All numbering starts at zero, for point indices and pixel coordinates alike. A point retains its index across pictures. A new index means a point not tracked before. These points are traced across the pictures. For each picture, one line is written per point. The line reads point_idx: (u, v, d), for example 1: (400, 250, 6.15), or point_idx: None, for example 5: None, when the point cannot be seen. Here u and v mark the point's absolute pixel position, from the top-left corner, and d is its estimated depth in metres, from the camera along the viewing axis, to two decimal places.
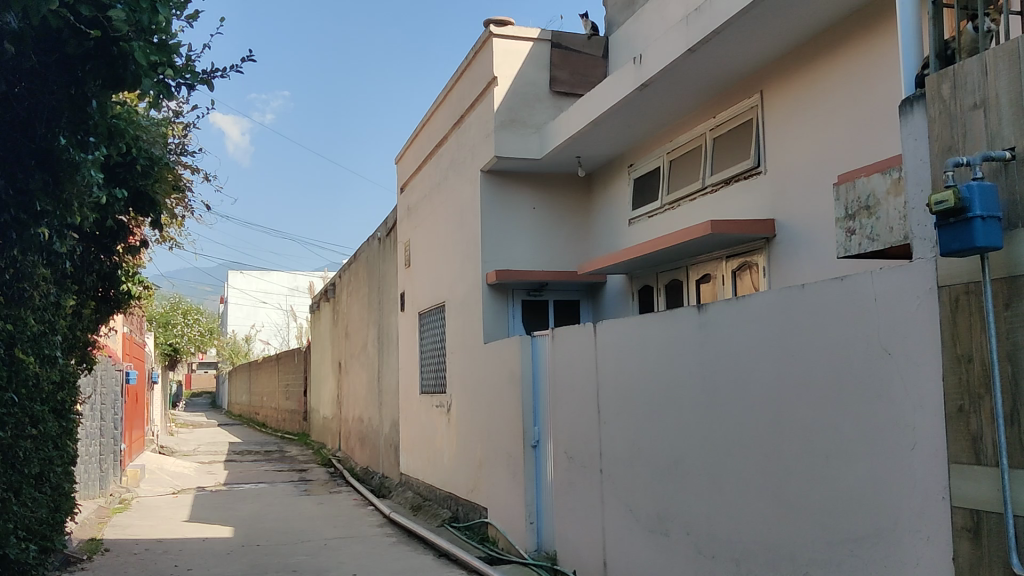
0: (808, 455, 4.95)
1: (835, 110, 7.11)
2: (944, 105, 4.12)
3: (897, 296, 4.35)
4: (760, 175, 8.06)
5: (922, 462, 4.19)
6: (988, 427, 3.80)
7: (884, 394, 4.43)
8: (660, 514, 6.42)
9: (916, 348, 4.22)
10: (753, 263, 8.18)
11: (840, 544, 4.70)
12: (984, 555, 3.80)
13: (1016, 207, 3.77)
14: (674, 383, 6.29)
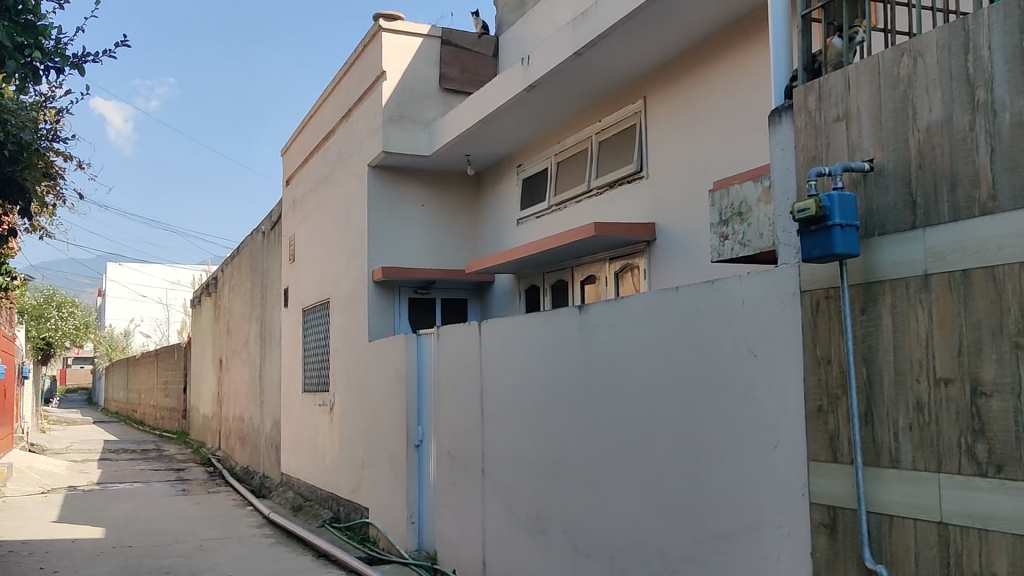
0: (679, 454, 5.07)
1: (713, 118, 7.31)
2: (809, 116, 4.29)
3: (763, 299, 4.49)
4: (642, 179, 8.21)
5: (783, 460, 4.34)
6: (844, 427, 3.98)
7: (750, 395, 4.57)
8: (538, 513, 6.48)
9: (780, 349, 4.37)
10: (634, 266, 8.33)
11: (707, 541, 4.83)
12: (839, 549, 3.99)
13: (873, 216, 3.96)
14: (554, 382, 6.36)
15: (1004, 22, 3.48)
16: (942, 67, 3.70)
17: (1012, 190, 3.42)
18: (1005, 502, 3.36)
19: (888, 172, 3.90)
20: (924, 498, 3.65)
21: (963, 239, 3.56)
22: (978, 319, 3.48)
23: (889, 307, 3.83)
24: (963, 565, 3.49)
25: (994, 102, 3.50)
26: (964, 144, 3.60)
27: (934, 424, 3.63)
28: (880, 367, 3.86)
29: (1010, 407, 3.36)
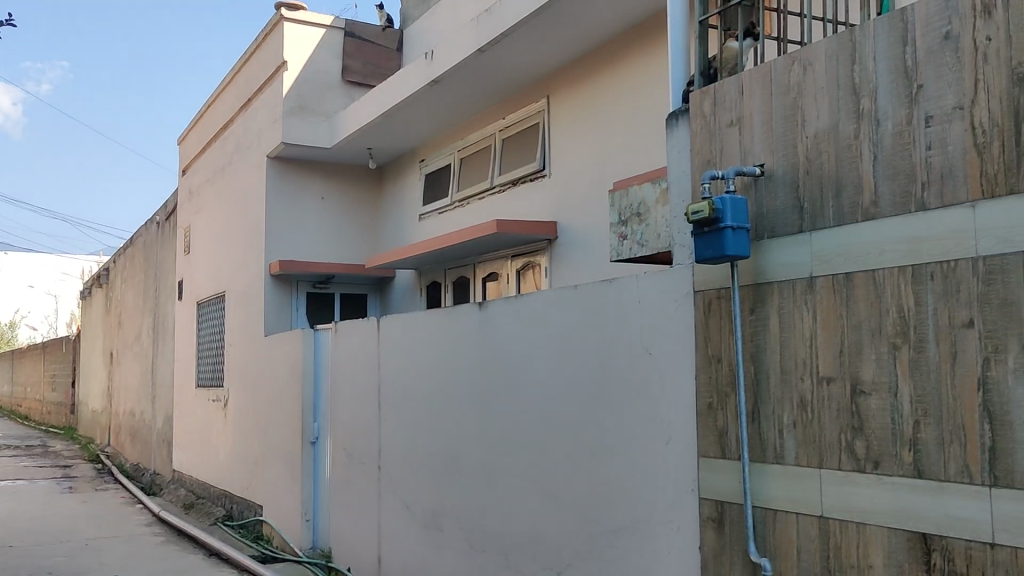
0: (574, 451, 5.12)
1: (614, 119, 7.40)
2: (705, 120, 4.38)
3: (658, 299, 4.56)
4: (544, 178, 8.27)
5: (675, 456, 4.43)
6: (732, 424, 4.09)
7: (644, 392, 4.64)
8: (434, 510, 6.47)
9: (673, 348, 4.45)
10: (535, 264, 8.40)
11: (599, 536, 4.89)
12: (726, 543, 4.10)
13: (763, 219, 4.07)
14: (453, 379, 6.35)
15: (888, 34, 3.61)
16: (830, 76, 3.82)
17: (893, 196, 3.55)
18: (881, 496, 3.50)
19: (778, 177, 4.01)
20: (806, 493, 3.77)
21: (847, 243, 3.68)
22: (859, 322, 3.62)
23: (776, 308, 3.96)
24: (841, 558, 3.62)
25: (877, 111, 3.63)
26: (850, 151, 3.72)
27: (816, 421, 3.76)
28: (767, 365, 3.97)
29: (887, 406, 3.50)
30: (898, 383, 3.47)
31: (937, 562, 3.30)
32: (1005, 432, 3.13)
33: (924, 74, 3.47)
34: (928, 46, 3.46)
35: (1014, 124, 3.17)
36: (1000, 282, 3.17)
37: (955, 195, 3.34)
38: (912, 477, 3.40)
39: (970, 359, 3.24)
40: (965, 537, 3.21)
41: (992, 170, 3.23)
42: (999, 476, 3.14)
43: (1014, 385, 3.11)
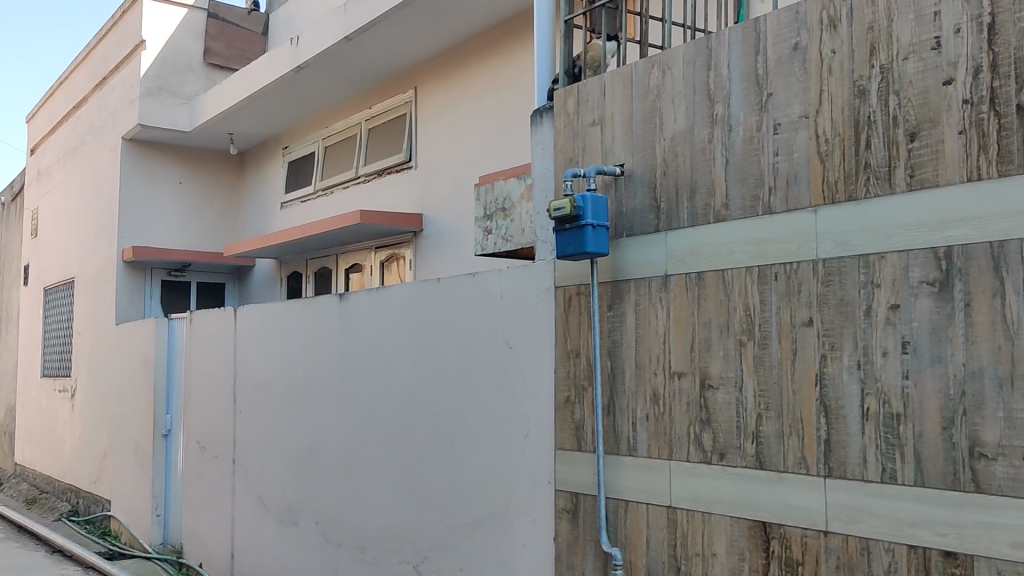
0: (433, 445, 5.13)
1: (482, 114, 7.42)
2: (568, 119, 4.46)
3: (519, 294, 4.61)
4: (410, 169, 8.23)
5: (532, 449, 4.49)
6: (588, 417, 4.18)
7: (504, 386, 4.68)
8: (290, 504, 6.36)
9: (533, 342, 4.51)
10: (399, 256, 8.36)
11: (456, 529, 4.91)
12: (579, 534, 4.19)
13: (622, 218, 4.17)
14: (312, 371, 6.25)
15: (742, 43, 3.75)
16: (687, 81, 3.94)
17: (742, 200, 3.70)
18: (726, 487, 3.65)
19: (637, 177, 4.11)
20: (656, 484, 3.90)
21: (701, 243, 3.82)
22: (709, 318, 3.76)
23: (632, 305, 4.07)
24: (687, 547, 3.76)
25: (730, 117, 3.77)
26: (704, 155, 3.85)
27: (667, 414, 3.88)
28: (623, 360, 4.08)
29: (733, 399, 3.65)
30: (743, 378, 3.62)
31: (775, 549, 3.48)
32: (838, 426, 3.32)
33: (773, 82, 3.62)
34: (778, 56, 3.62)
35: (853, 133, 3.36)
36: (837, 284, 3.35)
37: (799, 200, 3.51)
38: (754, 469, 3.56)
39: (809, 356, 3.42)
40: (802, 526, 3.40)
41: (833, 177, 3.41)
42: (833, 467, 3.32)
43: (849, 382, 3.30)
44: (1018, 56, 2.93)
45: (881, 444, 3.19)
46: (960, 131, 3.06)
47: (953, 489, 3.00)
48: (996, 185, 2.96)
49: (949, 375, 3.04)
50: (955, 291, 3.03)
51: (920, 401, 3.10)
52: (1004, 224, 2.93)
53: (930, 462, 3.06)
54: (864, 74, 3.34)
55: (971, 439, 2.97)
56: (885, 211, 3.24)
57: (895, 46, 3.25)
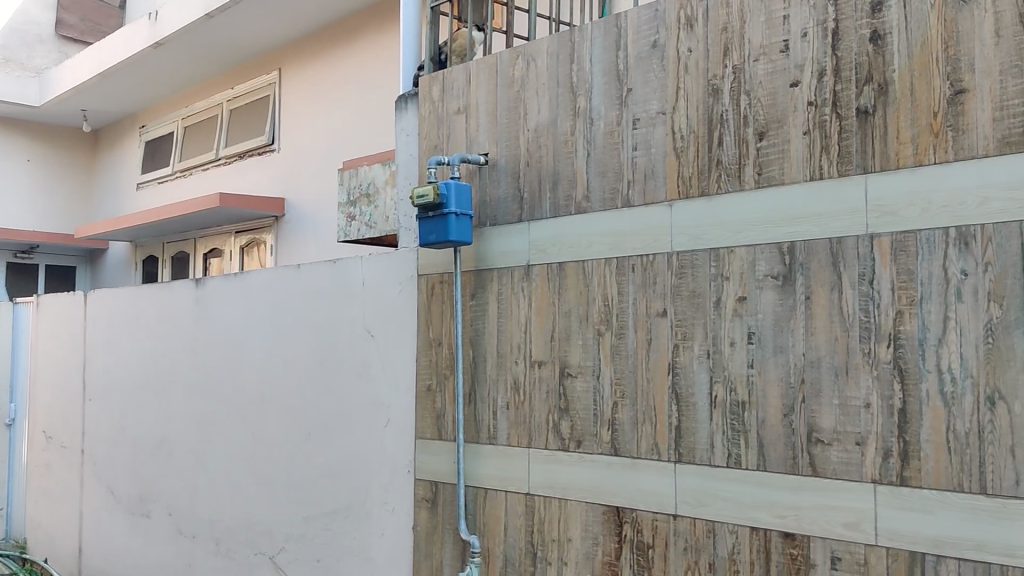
0: (290, 435, 5.04)
1: (349, 98, 7.31)
2: (432, 106, 4.45)
3: (381, 282, 4.58)
4: (274, 152, 8.05)
5: (392, 438, 4.47)
6: (449, 406, 4.20)
7: (364, 374, 4.64)
8: (141, 496, 6.16)
9: (395, 331, 4.49)
10: (260, 241, 8.18)
11: (312, 519, 4.85)
12: (438, 522, 4.21)
13: (485, 206, 4.19)
14: (166, 358, 6.04)
15: (604, 38, 3.81)
16: (550, 73, 3.98)
17: (602, 192, 3.77)
18: (581, 474, 3.72)
19: (501, 166, 4.14)
20: (514, 471, 3.95)
21: (561, 234, 3.88)
22: (569, 308, 3.82)
23: (495, 293, 4.10)
24: (544, 533, 3.83)
25: (591, 110, 3.83)
26: (566, 147, 3.90)
27: (527, 402, 3.93)
28: (484, 349, 4.11)
29: (590, 387, 3.73)
30: (600, 366, 3.70)
31: (627, 533, 3.57)
32: (688, 413, 3.43)
33: (633, 78, 3.70)
34: (638, 52, 3.69)
35: (707, 131, 3.46)
36: (690, 276, 3.46)
37: (655, 194, 3.60)
38: (609, 455, 3.65)
39: (663, 345, 3.52)
40: (652, 510, 3.50)
41: (687, 172, 3.51)
42: (682, 453, 3.43)
43: (699, 370, 3.41)
44: (859, 62, 3.09)
45: (727, 430, 3.32)
46: (805, 132, 3.20)
47: (792, 473, 3.15)
48: (837, 183, 3.11)
49: (790, 364, 3.18)
50: (798, 285, 3.17)
51: (763, 389, 3.24)
52: (842, 221, 3.09)
53: (772, 447, 3.21)
54: (718, 74, 3.45)
55: (809, 425, 3.12)
56: (735, 207, 3.36)
57: (747, 47, 3.37)
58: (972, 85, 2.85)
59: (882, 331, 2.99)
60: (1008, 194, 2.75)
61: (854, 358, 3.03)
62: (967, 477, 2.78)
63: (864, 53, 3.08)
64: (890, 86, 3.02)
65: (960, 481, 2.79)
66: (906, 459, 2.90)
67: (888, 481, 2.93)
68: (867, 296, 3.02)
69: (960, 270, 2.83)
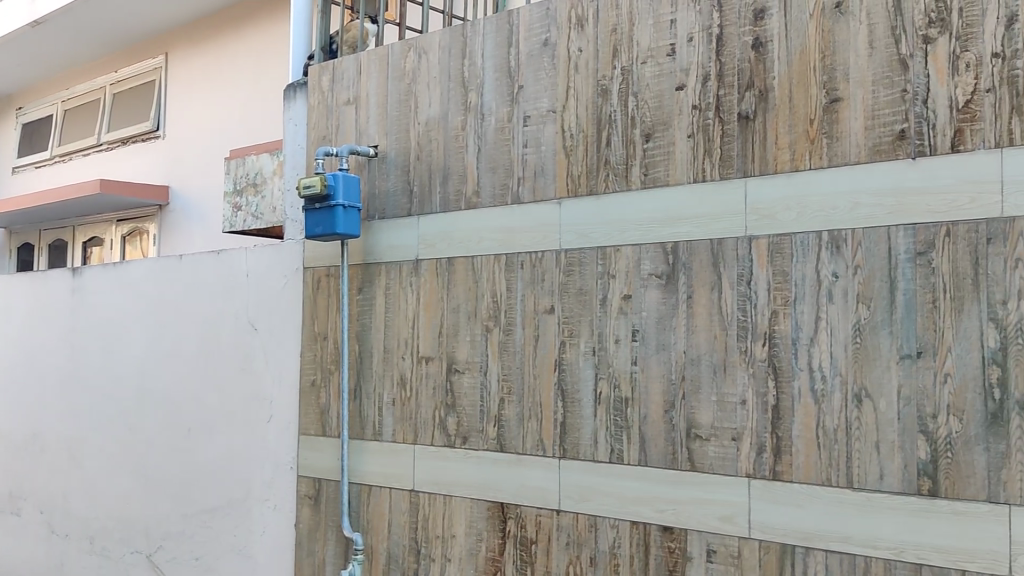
0: (169, 430, 4.90)
1: (238, 85, 7.13)
2: (322, 96, 4.38)
3: (265, 275, 4.49)
4: (159, 139, 7.81)
5: (275, 434, 4.39)
6: (334, 401, 4.15)
7: (247, 368, 4.54)
8: (11, 493, 5.90)
9: (280, 325, 4.41)
10: (144, 230, 7.94)
11: (191, 517, 4.72)
12: (321, 519, 4.16)
13: (374, 199, 4.15)
14: (40, 350, 5.80)
15: (496, 34, 3.82)
16: (442, 67, 3.97)
17: (492, 188, 3.78)
18: (467, 470, 3.72)
19: (390, 159, 4.10)
20: (399, 468, 3.92)
21: (450, 229, 3.87)
22: (457, 304, 3.81)
23: (382, 288, 4.06)
24: (428, 529, 3.82)
25: (482, 106, 3.83)
26: (457, 141, 3.90)
27: (413, 397, 3.91)
28: (371, 344, 4.07)
29: (477, 383, 3.73)
30: (487, 363, 3.71)
31: (510, 529, 3.59)
32: (573, 409, 3.47)
33: (524, 75, 3.72)
34: (529, 50, 3.71)
35: (596, 131, 3.50)
36: (577, 274, 3.49)
37: (544, 191, 3.62)
38: (494, 451, 3.66)
39: (549, 342, 3.55)
40: (535, 506, 3.53)
41: (576, 171, 3.54)
42: (567, 449, 3.47)
43: (584, 366, 3.45)
44: (741, 68, 3.17)
45: (610, 427, 3.37)
46: (689, 135, 3.27)
47: (671, 468, 3.22)
48: (719, 186, 3.18)
49: (671, 362, 3.25)
50: (680, 284, 3.24)
51: (646, 385, 3.30)
52: (723, 223, 3.16)
53: (653, 442, 3.27)
54: (607, 75, 3.49)
55: (689, 421, 3.19)
56: (621, 207, 3.41)
57: (636, 49, 3.42)
58: (846, 94, 2.95)
59: (758, 330, 3.07)
60: (879, 199, 2.86)
61: (732, 356, 3.12)
62: (835, 472, 2.89)
63: (747, 59, 3.16)
64: (771, 92, 3.10)
65: (829, 476, 2.90)
66: (779, 454, 3.00)
67: (761, 475, 3.02)
68: (745, 296, 3.11)
69: (831, 272, 2.94)
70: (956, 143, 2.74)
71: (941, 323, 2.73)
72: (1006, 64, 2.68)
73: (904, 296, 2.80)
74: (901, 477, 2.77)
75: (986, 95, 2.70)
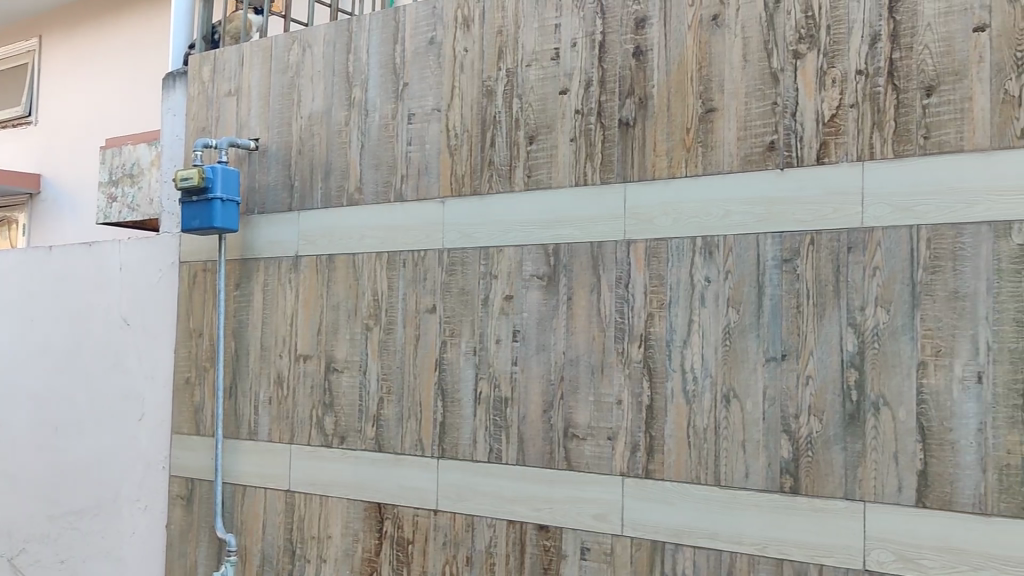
0: (33, 429, 4.67)
1: (114, 71, 6.88)
2: (202, 86, 4.28)
3: (139, 269, 4.36)
4: (31, 126, 7.49)
5: (147, 432, 4.27)
6: (209, 400, 4.05)
7: (118, 366, 4.39)
8: None
9: (154, 321, 4.29)
10: (12, 220, 7.60)
11: (57, 519, 4.53)
12: (194, 519, 4.06)
13: (253, 193, 4.08)
14: None
15: (381, 30, 3.80)
16: (326, 61, 3.92)
17: (375, 185, 3.75)
18: (344, 470, 3.69)
19: (271, 153, 4.03)
20: (275, 468, 3.85)
21: (332, 226, 3.82)
22: (337, 302, 3.78)
23: (260, 284, 3.99)
24: (304, 530, 3.76)
25: (367, 102, 3.80)
26: (340, 137, 3.85)
27: (290, 397, 3.85)
28: (248, 342, 4.00)
29: (356, 383, 3.70)
30: (367, 361, 3.68)
31: (388, 529, 3.57)
32: (453, 409, 3.48)
33: (409, 73, 3.71)
34: (414, 47, 3.70)
35: (480, 132, 3.52)
36: (459, 274, 3.50)
37: (428, 190, 3.62)
38: (373, 451, 3.63)
39: (430, 342, 3.55)
40: (413, 506, 3.52)
41: (461, 170, 3.55)
42: (445, 449, 3.47)
43: (465, 366, 3.47)
44: (622, 75, 3.23)
45: (489, 426, 3.39)
46: (571, 139, 3.32)
47: (548, 467, 3.26)
48: (599, 190, 3.24)
49: (550, 362, 3.29)
50: (560, 286, 3.28)
51: (525, 386, 3.33)
52: (603, 226, 3.22)
53: (531, 442, 3.30)
54: (492, 76, 3.51)
55: (566, 421, 3.24)
56: (504, 208, 3.43)
57: (520, 52, 3.45)
58: (721, 105, 3.04)
59: (634, 332, 3.14)
60: (749, 207, 2.96)
61: (609, 357, 3.17)
62: (704, 471, 2.97)
63: (628, 67, 3.22)
64: (650, 100, 3.17)
65: (698, 474, 2.98)
66: (651, 453, 3.07)
67: (634, 474, 3.09)
68: (622, 299, 3.17)
69: (704, 276, 3.02)
70: (821, 155, 2.86)
71: (804, 327, 2.84)
72: (869, 81, 2.80)
73: (771, 300, 2.91)
74: (766, 475, 2.87)
75: (850, 110, 2.83)
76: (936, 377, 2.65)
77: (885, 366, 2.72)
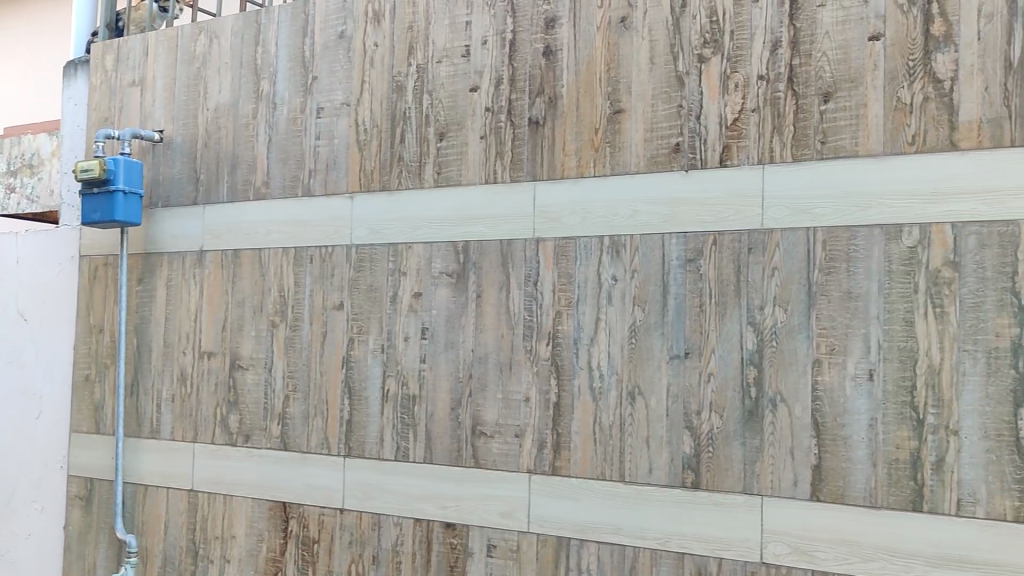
0: None
1: (13, 56, 6.65)
2: (105, 76, 4.16)
3: (37, 262, 4.23)
4: None
5: (44, 430, 4.14)
6: (109, 398, 3.95)
7: (15, 362, 4.25)
8: None
9: (53, 316, 4.17)
10: None
11: None
12: (93, 520, 3.95)
13: (158, 186, 3.99)
14: None
15: (291, 23, 3.75)
16: (234, 53, 3.85)
17: (282, 180, 3.70)
18: (249, 469, 3.63)
19: (176, 145, 3.95)
20: (177, 468, 3.78)
21: (238, 221, 3.76)
22: (242, 298, 3.72)
23: (164, 280, 3.91)
24: (207, 530, 3.70)
25: (275, 95, 3.74)
26: (247, 130, 3.79)
27: (194, 395, 3.78)
28: (151, 338, 3.91)
29: (262, 380, 3.65)
30: (273, 359, 3.63)
31: (293, 528, 3.53)
32: (360, 407, 3.45)
33: (318, 67, 3.67)
34: (324, 41, 3.67)
35: (390, 127, 3.50)
36: (367, 271, 3.48)
37: (336, 185, 3.58)
38: (278, 449, 3.58)
39: (337, 339, 3.52)
40: (319, 504, 3.48)
41: (370, 166, 3.52)
42: (352, 447, 3.44)
43: (372, 364, 3.44)
44: (532, 74, 3.25)
45: (397, 424, 3.38)
46: (481, 137, 3.32)
47: (455, 465, 3.26)
48: (507, 188, 3.25)
49: (458, 360, 3.29)
50: (469, 284, 3.29)
51: (433, 383, 3.32)
52: (511, 224, 3.23)
53: (438, 440, 3.30)
54: (402, 71, 3.50)
55: (474, 418, 3.24)
56: (414, 204, 3.42)
57: (431, 49, 3.45)
58: (627, 106, 3.09)
59: (542, 330, 3.16)
60: (654, 207, 3.01)
61: (517, 355, 3.19)
62: (608, 467, 3.01)
63: (537, 67, 3.25)
64: (559, 100, 3.20)
65: (603, 471, 3.01)
66: (558, 450, 3.09)
67: (541, 471, 3.11)
68: (530, 297, 3.18)
69: (611, 275, 3.06)
70: (724, 158, 2.92)
71: (706, 326, 2.90)
72: (770, 86, 2.87)
73: (675, 299, 2.96)
74: (668, 471, 2.92)
75: (752, 115, 2.89)
76: (830, 375, 2.73)
77: (782, 364, 2.79)
